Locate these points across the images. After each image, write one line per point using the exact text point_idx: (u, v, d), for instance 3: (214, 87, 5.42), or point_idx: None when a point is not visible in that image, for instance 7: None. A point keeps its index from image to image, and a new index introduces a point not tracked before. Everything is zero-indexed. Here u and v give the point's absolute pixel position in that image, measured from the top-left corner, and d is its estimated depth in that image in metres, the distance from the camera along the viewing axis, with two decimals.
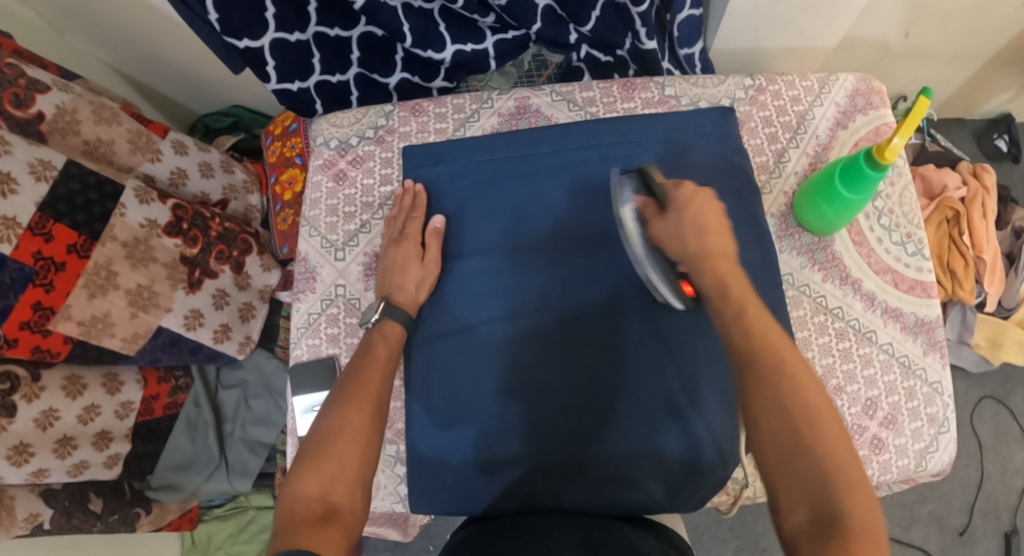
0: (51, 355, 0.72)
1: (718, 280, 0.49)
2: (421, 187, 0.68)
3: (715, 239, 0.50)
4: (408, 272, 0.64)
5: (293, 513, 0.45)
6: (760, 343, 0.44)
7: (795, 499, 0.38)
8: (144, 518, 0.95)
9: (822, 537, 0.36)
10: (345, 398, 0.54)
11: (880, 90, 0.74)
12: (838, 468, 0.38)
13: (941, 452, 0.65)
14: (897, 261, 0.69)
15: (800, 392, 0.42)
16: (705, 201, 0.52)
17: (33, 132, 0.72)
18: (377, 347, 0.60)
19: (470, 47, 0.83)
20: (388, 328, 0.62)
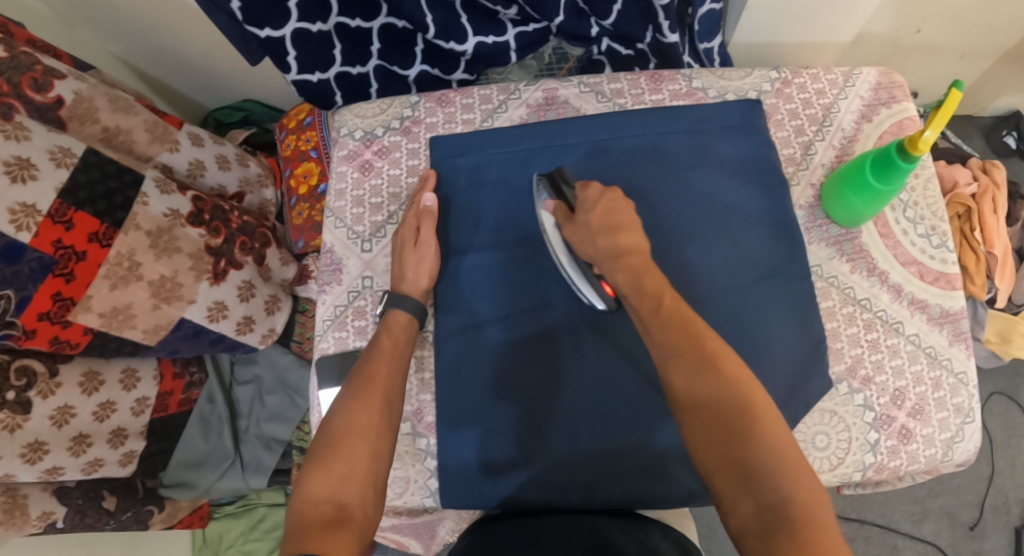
0: (69, 345, 0.73)
1: (631, 277, 0.54)
2: (430, 170, 0.68)
3: (625, 237, 0.56)
4: (407, 259, 0.64)
5: (304, 516, 0.46)
6: (688, 344, 0.47)
7: (737, 494, 0.41)
8: (157, 516, 0.93)
9: (768, 528, 0.38)
10: (353, 395, 0.54)
11: (901, 84, 0.73)
12: (776, 456, 0.41)
13: (968, 441, 0.64)
14: (922, 253, 0.69)
15: (730, 385, 0.44)
16: (615, 203, 0.59)
17: (53, 117, 0.72)
18: (383, 340, 0.60)
19: (491, 39, 0.82)
20: (393, 317, 0.62)
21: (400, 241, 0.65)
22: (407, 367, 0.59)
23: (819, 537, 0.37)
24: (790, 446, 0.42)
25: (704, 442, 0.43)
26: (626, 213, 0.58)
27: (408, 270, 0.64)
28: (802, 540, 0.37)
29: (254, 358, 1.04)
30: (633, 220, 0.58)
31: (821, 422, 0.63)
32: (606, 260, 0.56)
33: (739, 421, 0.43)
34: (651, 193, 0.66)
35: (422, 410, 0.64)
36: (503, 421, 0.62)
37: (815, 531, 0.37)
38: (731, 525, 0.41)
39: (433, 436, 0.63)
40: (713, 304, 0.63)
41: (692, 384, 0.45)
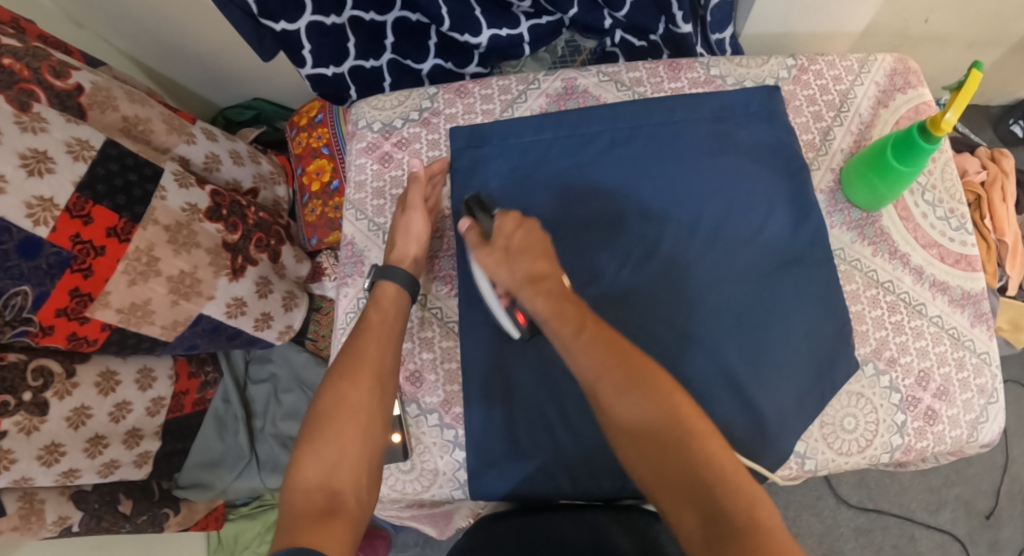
0: (88, 342, 0.74)
1: (550, 300, 0.52)
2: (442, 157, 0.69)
3: (539, 262, 0.55)
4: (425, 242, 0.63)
5: (297, 505, 0.46)
6: (613, 364, 0.47)
7: (682, 507, 0.40)
8: (173, 519, 0.91)
9: (714, 538, 0.37)
10: (338, 381, 0.53)
11: (916, 69, 0.74)
12: (711, 463, 0.41)
13: (992, 422, 0.64)
14: (942, 236, 0.69)
15: (656, 398, 0.44)
16: (530, 231, 0.58)
17: (73, 104, 0.73)
18: (371, 316, 0.58)
19: (505, 32, 0.82)
20: (381, 289, 0.60)
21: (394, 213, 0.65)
22: (397, 340, 0.58)
23: (765, 540, 0.36)
24: (724, 452, 0.42)
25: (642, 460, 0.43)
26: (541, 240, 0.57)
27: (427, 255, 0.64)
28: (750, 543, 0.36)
29: (270, 357, 1.05)
30: (549, 246, 0.57)
31: (849, 404, 0.63)
32: (523, 285, 0.54)
33: (671, 435, 0.43)
34: (675, 181, 0.66)
35: (450, 400, 0.64)
36: (531, 410, 0.62)
37: (762, 535, 0.36)
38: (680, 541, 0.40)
39: (461, 426, 0.63)
40: (743, 291, 0.63)
41: (622, 404, 0.45)
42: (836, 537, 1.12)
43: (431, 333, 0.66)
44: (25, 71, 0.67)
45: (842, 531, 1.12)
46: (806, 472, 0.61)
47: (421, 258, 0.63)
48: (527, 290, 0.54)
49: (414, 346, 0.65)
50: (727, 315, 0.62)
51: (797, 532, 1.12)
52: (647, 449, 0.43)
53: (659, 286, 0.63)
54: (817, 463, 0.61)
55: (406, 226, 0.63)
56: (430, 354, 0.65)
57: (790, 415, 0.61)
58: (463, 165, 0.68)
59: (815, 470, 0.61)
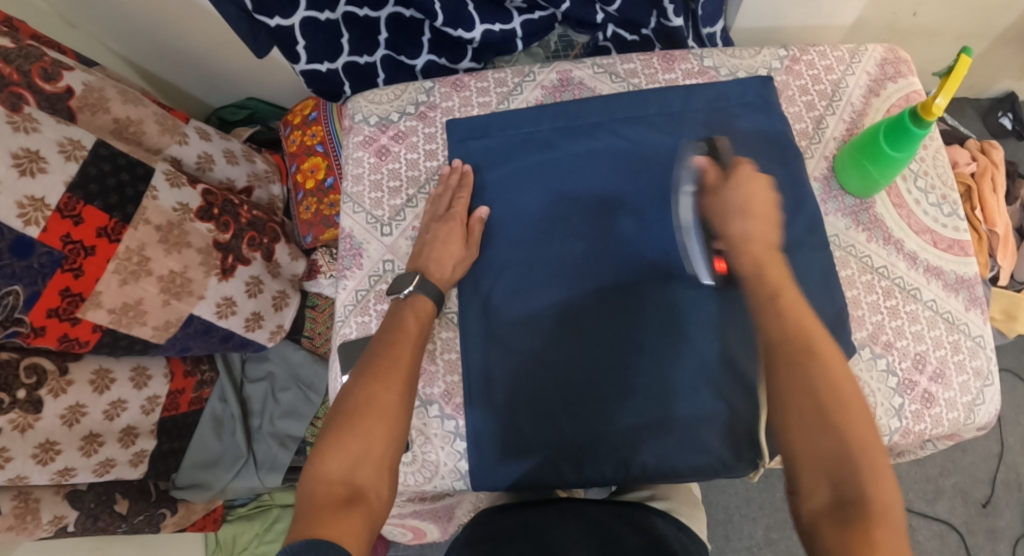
0: (79, 343, 0.74)
1: (755, 263, 0.51)
2: (469, 166, 0.68)
3: (756, 224, 0.51)
4: (448, 248, 0.64)
5: (316, 497, 0.45)
6: (795, 334, 0.47)
7: (818, 480, 0.42)
8: (170, 519, 0.91)
9: (842, 519, 0.39)
10: (372, 378, 0.53)
11: (907, 59, 0.75)
12: (862, 454, 0.41)
13: (988, 405, 0.65)
14: (935, 222, 0.70)
15: (829, 378, 0.44)
16: (756, 187, 0.53)
17: (63, 107, 0.74)
18: (408, 323, 0.59)
19: (498, 27, 0.82)
20: (420, 303, 0.61)
21: (447, 230, 0.64)
22: (424, 349, 0.58)
23: (890, 536, 0.38)
24: (878, 450, 0.42)
25: (798, 430, 0.44)
26: (763, 202, 0.52)
27: (445, 259, 0.63)
28: (876, 536, 0.38)
29: (266, 355, 1.04)
30: (776, 210, 0.53)
31: None
32: (734, 243, 0.52)
33: (835, 415, 0.43)
34: None
35: (451, 391, 0.64)
36: (538, 397, 0.62)
37: (887, 529, 0.38)
38: (802, 512, 0.42)
39: (461, 417, 0.63)
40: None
41: (793, 373, 0.45)
42: None
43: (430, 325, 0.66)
44: (15, 74, 0.69)
45: None
46: None
47: (418, 253, 0.64)
48: (742, 249, 0.52)
49: None
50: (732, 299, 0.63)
51: None
52: (800, 409, 0.44)
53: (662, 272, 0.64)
54: None
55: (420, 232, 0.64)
56: (430, 346, 0.65)
57: None
58: (461, 161, 0.68)
59: None
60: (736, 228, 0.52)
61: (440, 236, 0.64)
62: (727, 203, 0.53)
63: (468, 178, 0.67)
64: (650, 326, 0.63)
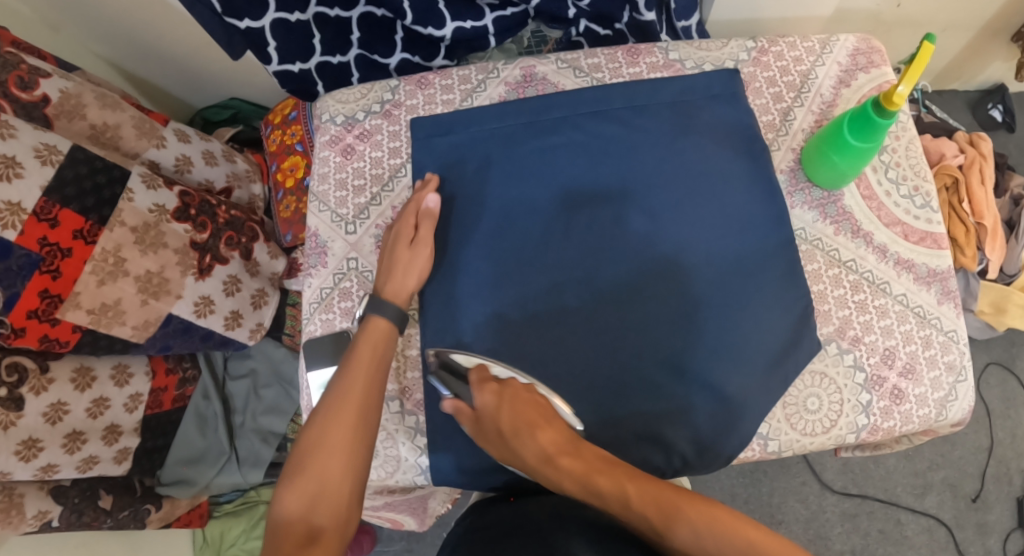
0: (60, 343, 0.75)
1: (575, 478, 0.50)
2: (433, 176, 0.65)
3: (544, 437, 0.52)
4: (396, 256, 0.62)
5: (276, 537, 0.48)
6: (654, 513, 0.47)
7: None
8: (155, 514, 0.93)
9: None
10: (327, 419, 0.52)
11: (880, 49, 0.74)
12: None
13: (962, 400, 0.64)
14: (906, 214, 0.69)
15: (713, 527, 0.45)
16: (522, 397, 0.53)
17: (39, 115, 0.76)
18: (362, 351, 0.57)
19: (469, 24, 0.82)
20: (371, 325, 0.59)
21: (396, 235, 0.63)
22: (385, 371, 0.57)
23: None
24: None
25: None
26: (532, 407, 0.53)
27: (397, 268, 0.61)
28: None
29: (248, 353, 1.04)
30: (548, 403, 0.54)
31: (813, 384, 0.63)
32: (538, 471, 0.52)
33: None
34: (642, 164, 0.66)
35: (409, 388, 0.64)
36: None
37: None
38: None
39: (422, 414, 0.63)
40: (714, 272, 0.63)
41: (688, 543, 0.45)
42: (821, 523, 1.12)
43: None
44: None
45: (827, 517, 1.12)
46: (769, 453, 0.62)
47: (381, 270, 0.62)
48: (567, 465, 0.51)
49: None
50: (695, 295, 0.62)
51: (781, 520, 1.12)
52: None
53: (626, 268, 0.63)
54: (780, 445, 0.62)
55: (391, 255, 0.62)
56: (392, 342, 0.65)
57: (756, 394, 0.61)
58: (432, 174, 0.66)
59: (777, 452, 0.62)
60: (534, 452, 0.51)
61: (389, 249, 0.62)
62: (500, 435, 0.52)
63: (430, 184, 0.65)
64: (617, 324, 0.62)
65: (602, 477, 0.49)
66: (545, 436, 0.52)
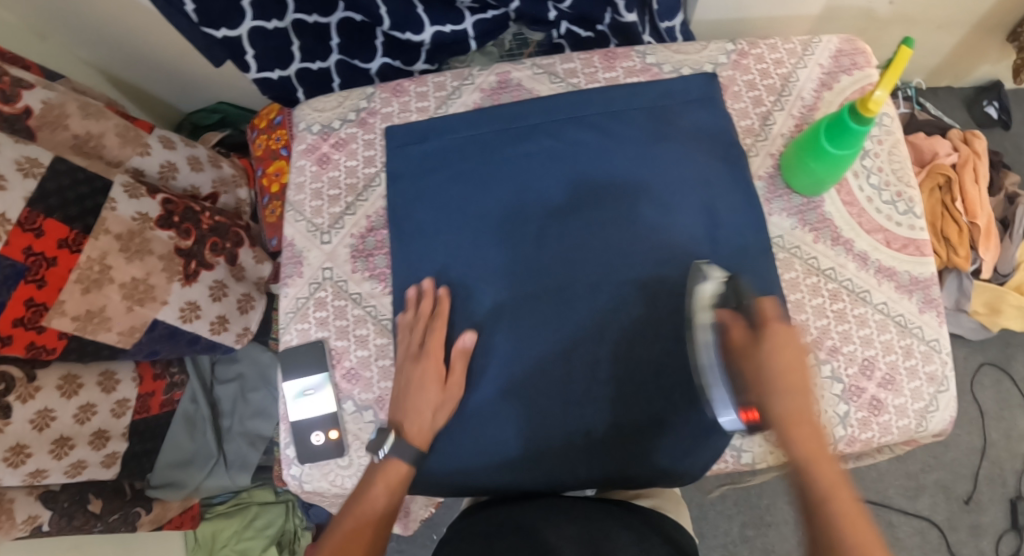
0: (46, 350, 0.75)
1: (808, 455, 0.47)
2: (442, 290, 0.63)
3: (797, 402, 0.48)
4: (424, 394, 0.60)
5: None
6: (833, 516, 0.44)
7: None
8: (145, 517, 0.94)
9: None
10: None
11: (866, 50, 0.73)
12: None
13: (943, 410, 0.63)
14: (888, 220, 0.68)
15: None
16: (790, 354, 0.49)
17: (22, 127, 0.76)
18: (376, 492, 0.58)
19: (449, 28, 0.81)
20: (392, 468, 0.59)
21: (424, 373, 0.61)
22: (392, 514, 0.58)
23: None
24: None
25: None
26: (796, 372, 0.48)
27: (424, 410, 0.60)
28: None
29: (235, 357, 1.05)
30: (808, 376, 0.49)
31: None
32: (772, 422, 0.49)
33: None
34: (619, 172, 0.65)
35: (384, 399, 0.64)
36: (485, 405, 0.62)
37: None
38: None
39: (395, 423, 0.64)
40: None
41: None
42: None
43: (366, 331, 0.65)
44: None
45: None
46: (742, 465, 0.62)
47: (400, 410, 0.60)
48: (795, 432, 0.47)
49: (350, 344, 0.65)
50: (676, 303, 0.62)
51: (771, 522, 1.11)
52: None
53: (608, 276, 0.63)
54: (753, 457, 0.61)
55: (415, 391, 0.60)
56: (365, 352, 0.65)
57: None
58: (434, 283, 0.64)
59: (752, 463, 0.62)
60: (779, 407, 0.48)
61: (418, 382, 0.60)
62: (758, 374, 0.49)
63: (441, 305, 0.63)
64: (600, 333, 0.62)
65: (825, 464, 0.46)
66: (799, 405, 0.48)
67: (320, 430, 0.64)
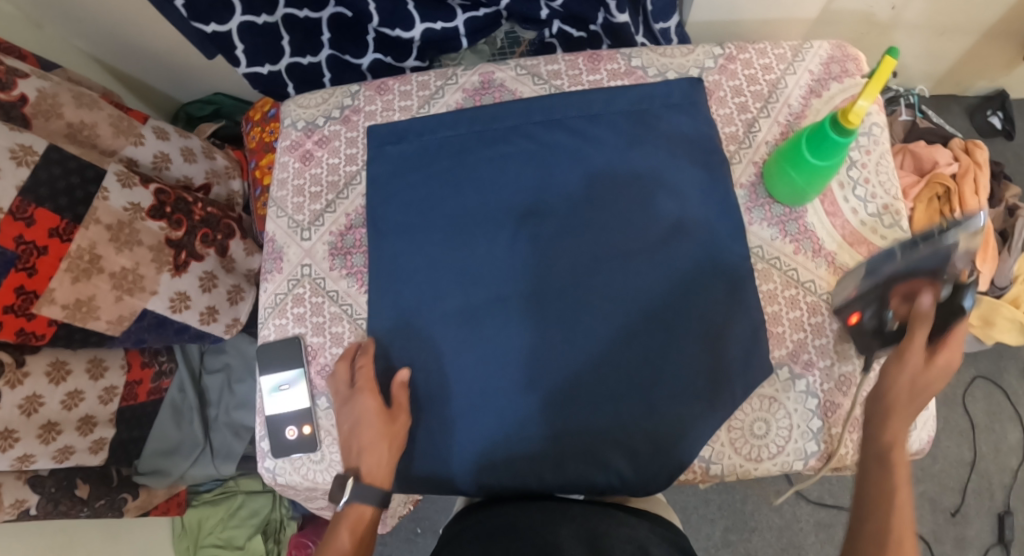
0: (35, 336, 0.76)
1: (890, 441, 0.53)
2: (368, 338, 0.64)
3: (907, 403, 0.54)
4: (365, 430, 0.59)
5: None
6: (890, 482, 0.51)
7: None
8: (132, 503, 0.96)
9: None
10: None
11: (857, 57, 0.72)
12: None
13: (921, 429, 0.63)
14: (872, 233, 0.66)
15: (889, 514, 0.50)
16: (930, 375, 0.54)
17: (18, 115, 0.76)
18: (342, 538, 0.60)
19: (439, 25, 0.80)
20: (357, 510, 0.60)
21: (363, 413, 0.60)
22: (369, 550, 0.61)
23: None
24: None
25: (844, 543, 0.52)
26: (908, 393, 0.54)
27: (369, 446, 0.59)
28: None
29: (223, 348, 1.07)
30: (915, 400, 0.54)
31: (760, 407, 0.62)
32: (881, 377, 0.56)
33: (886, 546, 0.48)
34: (602, 170, 0.65)
35: None
36: (473, 402, 0.62)
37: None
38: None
39: None
40: (675, 283, 0.63)
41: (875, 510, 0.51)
42: (795, 532, 1.11)
43: (341, 329, 0.66)
44: None
45: (801, 525, 1.11)
46: (711, 477, 0.61)
47: (349, 442, 0.61)
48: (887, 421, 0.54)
49: (324, 341, 0.66)
50: (667, 296, 0.62)
51: (753, 527, 1.11)
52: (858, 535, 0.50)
53: (599, 271, 0.63)
54: (723, 469, 0.61)
55: (355, 413, 0.60)
56: (340, 349, 0.65)
57: (696, 414, 0.60)
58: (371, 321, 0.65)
59: (721, 477, 0.62)
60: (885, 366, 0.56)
61: (359, 421, 0.60)
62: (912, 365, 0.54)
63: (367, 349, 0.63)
64: (589, 329, 0.62)
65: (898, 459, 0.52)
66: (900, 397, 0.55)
67: (294, 425, 0.65)
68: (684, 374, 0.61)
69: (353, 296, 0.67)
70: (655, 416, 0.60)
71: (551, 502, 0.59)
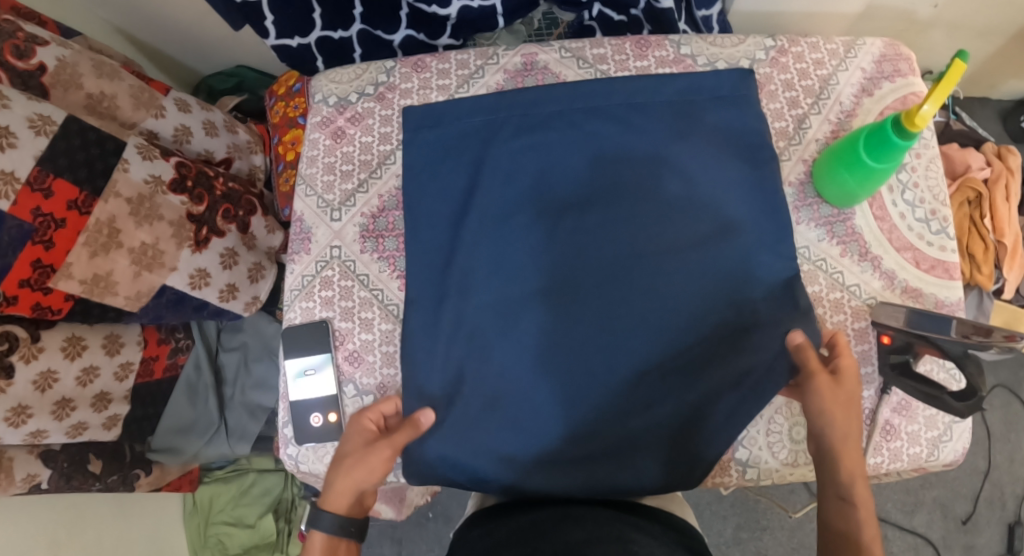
0: (52, 311, 0.74)
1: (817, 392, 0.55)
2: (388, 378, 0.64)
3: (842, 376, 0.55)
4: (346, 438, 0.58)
5: None
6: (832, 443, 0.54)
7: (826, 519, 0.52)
8: (144, 479, 0.95)
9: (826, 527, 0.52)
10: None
11: (909, 57, 0.69)
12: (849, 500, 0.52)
13: (957, 441, 0.62)
14: (919, 239, 0.64)
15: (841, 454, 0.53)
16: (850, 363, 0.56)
17: (36, 84, 0.73)
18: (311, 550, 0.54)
19: (476, 3, 0.76)
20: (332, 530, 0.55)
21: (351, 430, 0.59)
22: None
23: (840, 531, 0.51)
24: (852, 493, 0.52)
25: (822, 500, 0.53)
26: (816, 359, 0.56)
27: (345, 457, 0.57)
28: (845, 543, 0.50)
29: (240, 326, 1.05)
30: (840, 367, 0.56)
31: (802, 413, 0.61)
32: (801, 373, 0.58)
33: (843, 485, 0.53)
34: (642, 163, 0.63)
35: (385, 384, 0.64)
36: (498, 397, 0.61)
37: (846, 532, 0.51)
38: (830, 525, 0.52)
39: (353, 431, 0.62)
40: (714, 282, 0.61)
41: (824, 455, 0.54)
42: (806, 532, 1.10)
43: (371, 315, 0.64)
44: None
45: (812, 526, 1.10)
46: (747, 480, 0.61)
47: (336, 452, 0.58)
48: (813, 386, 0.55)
49: (354, 326, 0.64)
50: (706, 292, 0.60)
51: (766, 526, 1.11)
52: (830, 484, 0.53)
53: (635, 266, 0.61)
54: (758, 473, 0.61)
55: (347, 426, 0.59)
56: (370, 335, 0.64)
57: (730, 419, 0.59)
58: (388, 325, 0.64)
59: (756, 480, 0.62)
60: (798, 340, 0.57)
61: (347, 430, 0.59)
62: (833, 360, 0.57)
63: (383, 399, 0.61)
64: (621, 326, 0.60)
65: (852, 466, 0.53)
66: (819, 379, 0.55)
67: (319, 412, 0.63)
68: (720, 377, 0.59)
69: (385, 281, 0.65)
70: (687, 422, 0.59)
71: (570, 505, 0.56)
